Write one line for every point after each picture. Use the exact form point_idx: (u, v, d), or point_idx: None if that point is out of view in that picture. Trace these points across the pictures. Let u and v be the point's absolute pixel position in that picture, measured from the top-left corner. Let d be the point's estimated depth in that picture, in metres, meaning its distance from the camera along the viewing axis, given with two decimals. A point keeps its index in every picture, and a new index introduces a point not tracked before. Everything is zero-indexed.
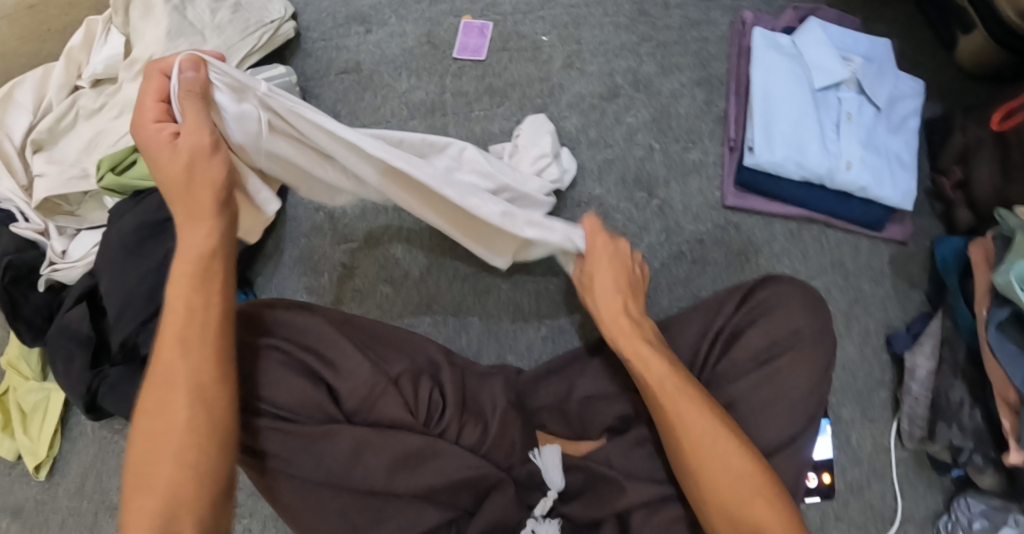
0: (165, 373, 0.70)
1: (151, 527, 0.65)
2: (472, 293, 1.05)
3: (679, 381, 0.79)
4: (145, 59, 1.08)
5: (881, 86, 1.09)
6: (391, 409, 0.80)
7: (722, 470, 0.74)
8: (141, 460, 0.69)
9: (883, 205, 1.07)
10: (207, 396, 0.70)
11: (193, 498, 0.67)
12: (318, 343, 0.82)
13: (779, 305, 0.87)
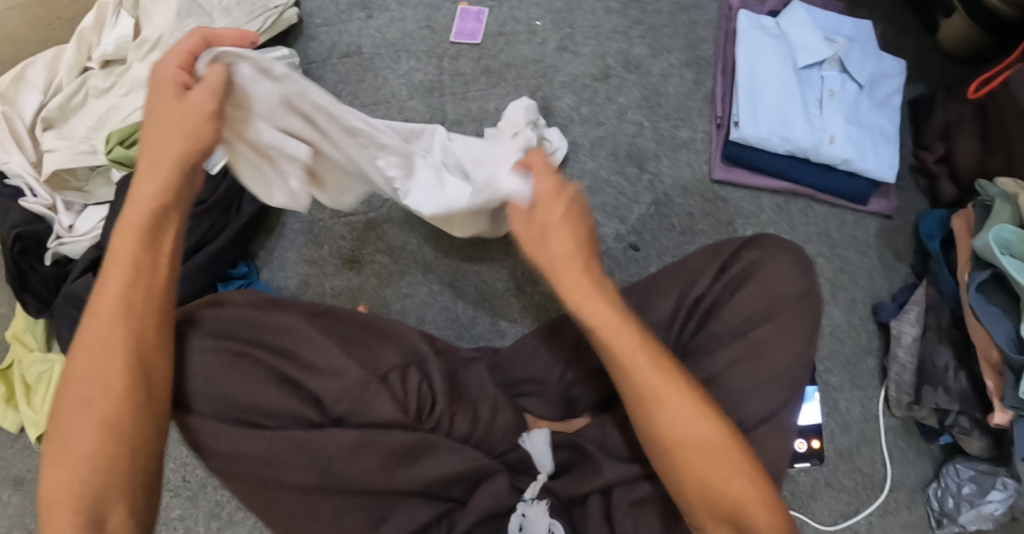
0: (101, 337, 0.69)
1: (77, 495, 0.64)
2: (468, 261, 1.07)
3: (653, 354, 0.72)
4: (155, 39, 1.13)
5: (864, 64, 1.14)
6: (385, 406, 0.78)
7: (699, 449, 0.70)
8: (68, 426, 0.67)
9: (866, 178, 1.10)
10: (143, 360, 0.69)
11: (120, 469, 0.66)
12: (296, 341, 0.79)
13: (761, 273, 0.83)
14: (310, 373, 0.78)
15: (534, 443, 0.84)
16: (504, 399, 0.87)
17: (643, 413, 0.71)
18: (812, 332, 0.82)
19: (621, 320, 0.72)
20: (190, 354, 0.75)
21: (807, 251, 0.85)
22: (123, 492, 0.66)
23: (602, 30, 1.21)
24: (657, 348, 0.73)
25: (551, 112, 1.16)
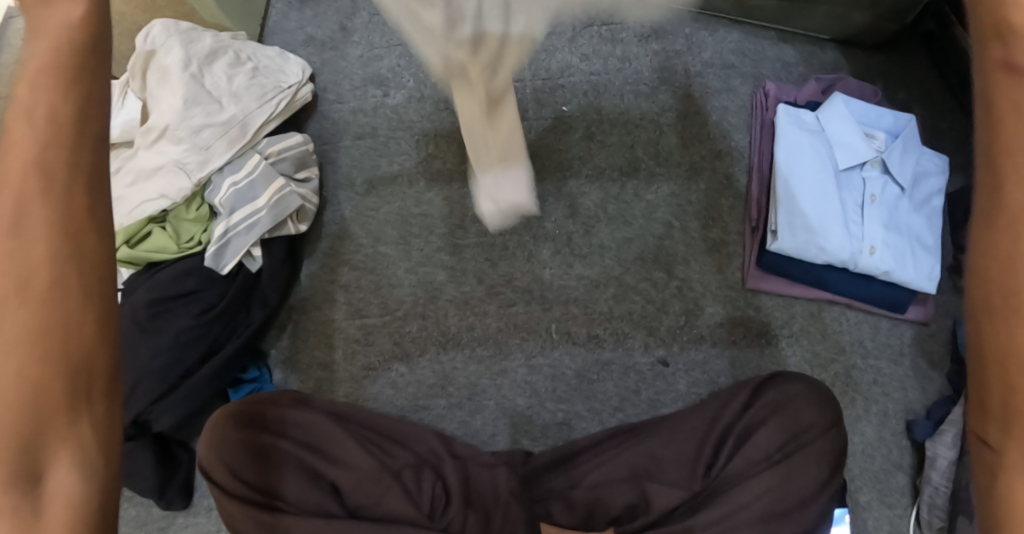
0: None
1: None
2: (488, 373, 1.07)
3: None
4: (161, 128, 1.08)
5: (905, 164, 1.08)
6: (394, 503, 0.91)
7: None
8: None
9: (907, 287, 1.06)
10: (70, 316, 0.39)
11: None
12: (328, 439, 0.96)
13: (789, 405, 0.96)
14: (334, 466, 0.94)
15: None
16: (516, 501, 0.94)
17: None
18: (835, 462, 0.92)
19: None
20: (236, 449, 0.93)
21: (828, 388, 0.98)
22: None
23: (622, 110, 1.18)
24: None
25: (575, 209, 1.14)
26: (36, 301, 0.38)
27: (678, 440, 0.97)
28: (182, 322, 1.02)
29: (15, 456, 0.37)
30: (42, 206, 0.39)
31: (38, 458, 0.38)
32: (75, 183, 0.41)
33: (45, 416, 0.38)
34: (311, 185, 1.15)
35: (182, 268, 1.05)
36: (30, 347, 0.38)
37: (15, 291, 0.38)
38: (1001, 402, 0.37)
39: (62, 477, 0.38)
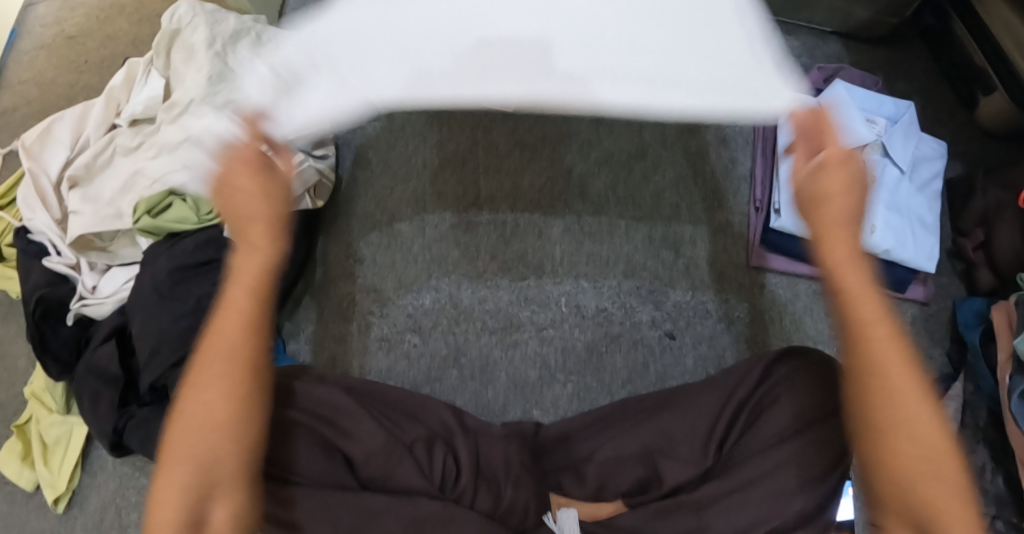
0: (200, 390, 0.69)
1: (178, 495, 0.66)
2: (499, 346, 1.09)
3: (907, 366, 0.67)
4: (184, 104, 1.10)
5: (905, 148, 1.12)
6: (406, 475, 0.89)
7: (905, 440, 0.66)
8: (175, 449, 0.68)
9: (907, 266, 1.09)
10: (240, 433, 0.68)
11: (225, 489, 0.67)
12: (339, 412, 0.92)
13: (804, 380, 0.91)
14: (345, 438, 0.90)
15: (563, 522, 0.92)
16: (527, 474, 0.96)
17: (865, 405, 0.67)
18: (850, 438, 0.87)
19: (868, 294, 0.69)
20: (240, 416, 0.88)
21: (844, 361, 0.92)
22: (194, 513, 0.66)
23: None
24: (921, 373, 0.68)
25: (584, 190, 1.17)
26: (236, 378, 0.69)
27: (689, 417, 0.96)
28: (204, 289, 1.05)
29: (205, 435, 0.68)
30: (246, 366, 0.70)
31: (208, 506, 0.67)
32: (258, 345, 0.71)
33: (229, 485, 0.67)
34: (329, 163, 1.16)
35: (204, 237, 1.08)
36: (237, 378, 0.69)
37: (218, 412, 0.68)
38: (882, 427, 0.67)
39: (226, 518, 0.67)
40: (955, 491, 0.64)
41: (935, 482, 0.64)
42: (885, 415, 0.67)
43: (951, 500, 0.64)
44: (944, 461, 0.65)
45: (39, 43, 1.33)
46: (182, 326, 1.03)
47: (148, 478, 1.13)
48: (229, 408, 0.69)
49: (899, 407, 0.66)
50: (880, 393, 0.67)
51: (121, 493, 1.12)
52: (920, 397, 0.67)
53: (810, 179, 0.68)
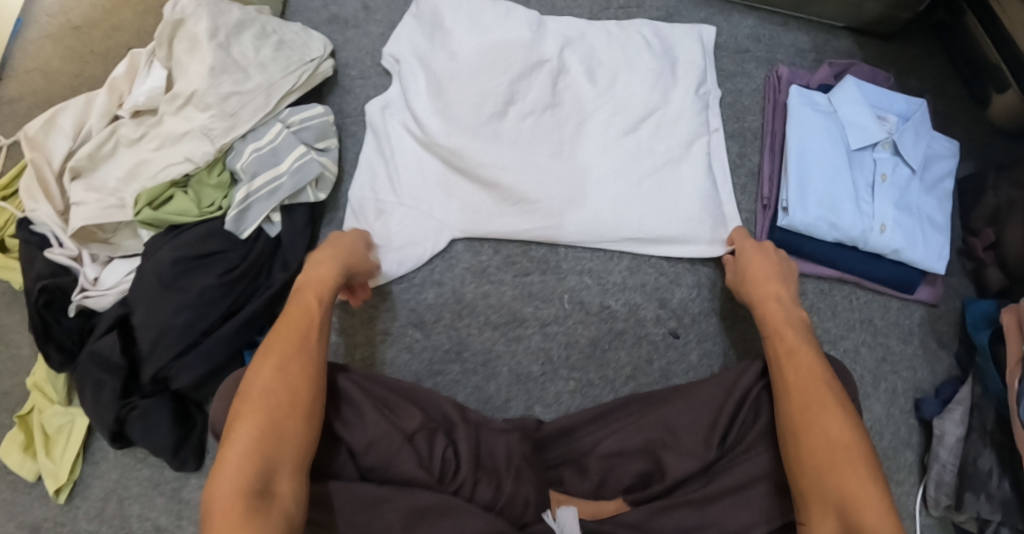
0: (277, 374, 0.83)
1: (255, 464, 0.76)
2: (502, 341, 1.09)
3: (819, 380, 0.84)
4: (187, 95, 1.10)
5: (916, 145, 1.10)
6: (406, 465, 0.89)
7: (827, 439, 0.79)
8: (254, 422, 0.79)
9: (915, 266, 1.08)
10: (313, 415, 0.82)
11: (296, 463, 0.79)
12: (342, 398, 0.93)
13: None
14: (348, 429, 0.91)
15: (561, 520, 0.88)
16: (529, 467, 0.95)
17: (797, 414, 0.83)
18: None
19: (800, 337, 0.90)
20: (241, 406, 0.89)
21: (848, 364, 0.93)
22: (262, 486, 0.75)
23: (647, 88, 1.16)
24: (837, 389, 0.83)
25: None
26: (310, 368, 0.86)
27: (693, 410, 0.95)
28: (207, 280, 1.04)
29: (284, 412, 0.81)
30: (313, 368, 0.86)
31: (275, 481, 0.76)
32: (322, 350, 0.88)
33: (291, 464, 0.78)
34: (331, 156, 1.16)
35: (205, 229, 1.06)
36: (312, 368, 0.86)
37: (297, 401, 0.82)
38: (803, 431, 0.81)
39: (291, 493, 0.76)
40: (867, 478, 0.76)
41: (847, 476, 0.76)
42: (801, 420, 0.82)
43: (858, 485, 0.76)
44: (842, 453, 0.78)
45: (43, 33, 1.32)
46: (185, 318, 1.02)
47: (150, 469, 1.11)
48: (310, 394, 0.83)
49: (816, 415, 0.81)
50: (799, 400, 0.83)
51: (123, 482, 1.11)
52: (829, 411, 0.81)
53: (739, 271, 1.03)
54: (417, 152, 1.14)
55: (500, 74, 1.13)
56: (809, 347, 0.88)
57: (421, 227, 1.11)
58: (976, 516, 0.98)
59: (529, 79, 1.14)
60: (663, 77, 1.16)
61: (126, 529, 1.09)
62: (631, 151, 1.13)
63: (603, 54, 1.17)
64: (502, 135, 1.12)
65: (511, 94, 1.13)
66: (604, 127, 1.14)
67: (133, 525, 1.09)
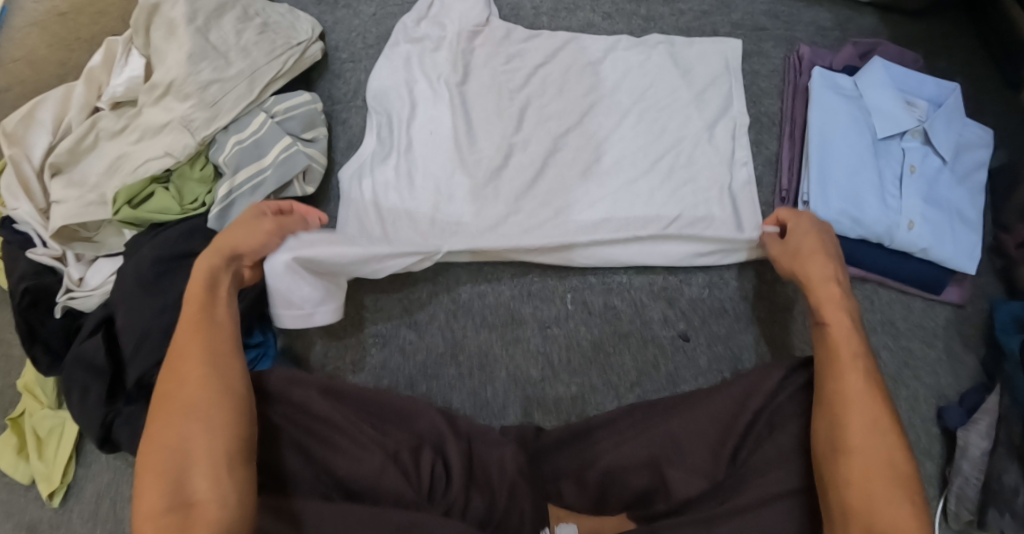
0: (171, 377, 0.78)
1: (161, 478, 0.72)
2: (500, 342, 1.02)
3: (875, 396, 0.79)
4: (166, 84, 1.05)
5: (949, 134, 1.02)
6: (392, 484, 0.85)
7: (870, 465, 0.75)
8: (157, 435, 0.75)
9: (943, 266, 1.01)
10: (214, 410, 0.76)
11: (207, 461, 0.73)
12: (318, 409, 0.89)
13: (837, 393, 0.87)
14: (334, 451, 0.87)
15: None
16: (524, 481, 0.91)
17: (847, 430, 0.77)
18: None
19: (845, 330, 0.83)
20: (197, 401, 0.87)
21: None
22: (177, 499, 0.71)
23: (656, 127, 1.07)
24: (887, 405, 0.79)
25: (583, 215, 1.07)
26: (206, 352, 0.80)
27: (698, 421, 0.89)
28: (187, 281, 0.99)
29: (184, 411, 0.76)
30: (212, 356, 0.80)
31: (192, 489, 0.72)
32: (225, 334, 0.82)
33: (205, 462, 0.73)
34: (320, 145, 1.09)
35: (187, 227, 1.02)
36: (208, 354, 0.79)
37: (193, 396, 0.77)
38: (846, 441, 0.77)
39: (210, 497, 0.71)
40: (905, 503, 0.72)
41: (888, 499, 0.73)
42: (846, 431, 0.77)
43: (901, 511, 0.72)
44: (890, 481, 0.74)
45: (30, 21, 1.27)
46: (165, 323, 0.97)
47: None
48: (208, 386, 0.77)
49: (861, 434, 0.77)
50: (853, 407, 0.78)
51: (114, 486, 1.09)
52: (880, 426, 0.77)
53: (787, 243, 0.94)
54: (417, 199, 1.05)
55: (499, 119, 1.08)
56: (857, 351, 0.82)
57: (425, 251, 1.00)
58: None
59: (523, 119, 1.09)
60: (681, 101, 1.08)
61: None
62: (642, 196, 1.03)
63: (611, 77, 1.10)
64: (503, 191, 1.04)
65: (512, 140, 1.07)
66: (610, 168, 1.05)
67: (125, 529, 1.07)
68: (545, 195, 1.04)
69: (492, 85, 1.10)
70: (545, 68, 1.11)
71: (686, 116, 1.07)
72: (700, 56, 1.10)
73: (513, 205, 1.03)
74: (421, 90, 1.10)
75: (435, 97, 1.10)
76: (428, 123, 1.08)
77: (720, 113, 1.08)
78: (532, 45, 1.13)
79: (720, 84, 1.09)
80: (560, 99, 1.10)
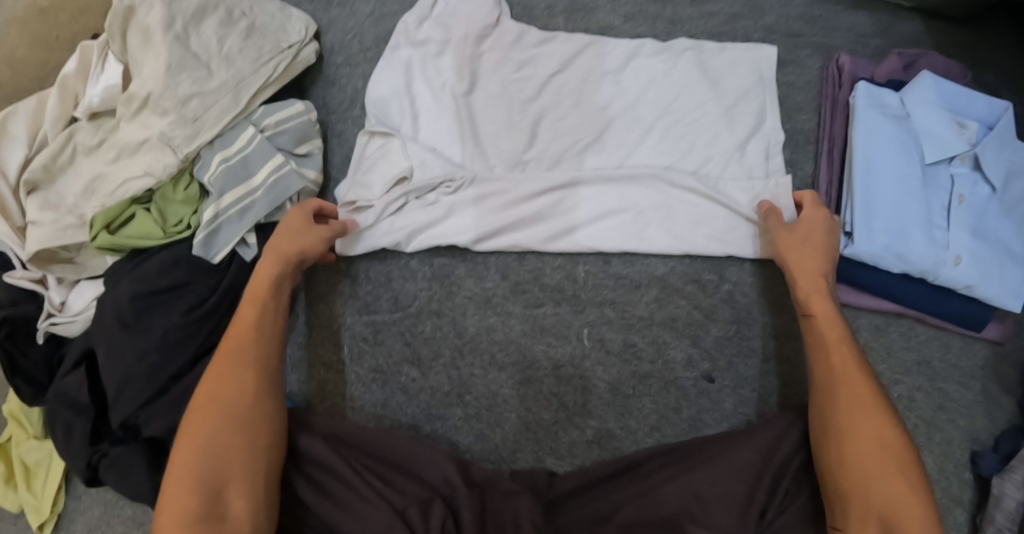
0: (216, 385, 0.82)
1: (193, 484, 0.76)
2: (511, 383, 0.96)
3: (866, 383, 0.81)
4: (143, 97, 0.96)
5: (1000, 160, 0.94)
6: None
7: (864, 442, 0.78)
8: (195, 441, 0.78)
9: (989, 304, 0.94)
10: (250, 427, 0.79)
11: (244, 479, 0.77)
12: (325, 465, 0.85)
13: None
14: (339, 509, 0.82)
15: None
16: None
17: (839, 413, 0.80)
18: None
19: (830, 321, 0.85)
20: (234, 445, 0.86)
21: None
22: (210, 508, 0.75)
23: (682, 144, 0.98)
24: (874, 385, 0.81)
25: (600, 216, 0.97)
26: (249, 367, 0.83)
27: (726, 475, 0.84)
28: (170, 319, 0.92)
29: (224, 421, 0.79)
30: (258, 373, 0.83)
31: (226, 503, 0.76)
32: (272, 345, 0.86)
33: (242, 481, 0.77)
34: (314, 162, 1.01)
35: (172, 255, 0.95)
36: (254, 369, 0.83)
37: (236, 412, 0.80)
38: (830, 417, 0.80)
39: (246, 516, 0.75)
40: (905, 479, 0.75)
41: (889, 483, 0.75)
42: (829, 409, 0.81)
43: (902, 489, 0.75)
44: (886, 454, 0.77)
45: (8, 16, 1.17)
46: (151, 364, 0.91)
47: (134, 507, 1.04)
48: (246, 401, 0.81)
49: (849, 416, 0.79)
50: (842, 387, 0.81)
51: (106, 520, 1.04)
52: (876, 407, 0.80)
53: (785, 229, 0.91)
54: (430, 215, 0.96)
55: (512, 132, 0.99)
56: (850, 346, 0.84)
57: (436, 235, 0.96)
58: None
59: (538, 132, 1.00)
60: (710, 116, 0.99)
61: None
62: (667, 221, 0.96)
63: (633, 89, 1.01)
64: (515, 207, 0.97)
65: (524, 155, 0.99)
66: (632, 192, 0.96)
67: None
68: (560, 208, 0.97)
69: (502, 95, 1.01)
70: (559, 77, 1.02)
71: (716, 132, 0.98)
72: (730, 64, 1.01)
73: (524, 217, 0.96)
74: (424, 97, 1.00)
75: (441, 108, 1.00)
76: (432, 137, 0.99)
77: (753, 128, 0.98)
78: (546, 49, 1.03)
79: (751, 98, 0.99)
80: (576, 112, 1.00)
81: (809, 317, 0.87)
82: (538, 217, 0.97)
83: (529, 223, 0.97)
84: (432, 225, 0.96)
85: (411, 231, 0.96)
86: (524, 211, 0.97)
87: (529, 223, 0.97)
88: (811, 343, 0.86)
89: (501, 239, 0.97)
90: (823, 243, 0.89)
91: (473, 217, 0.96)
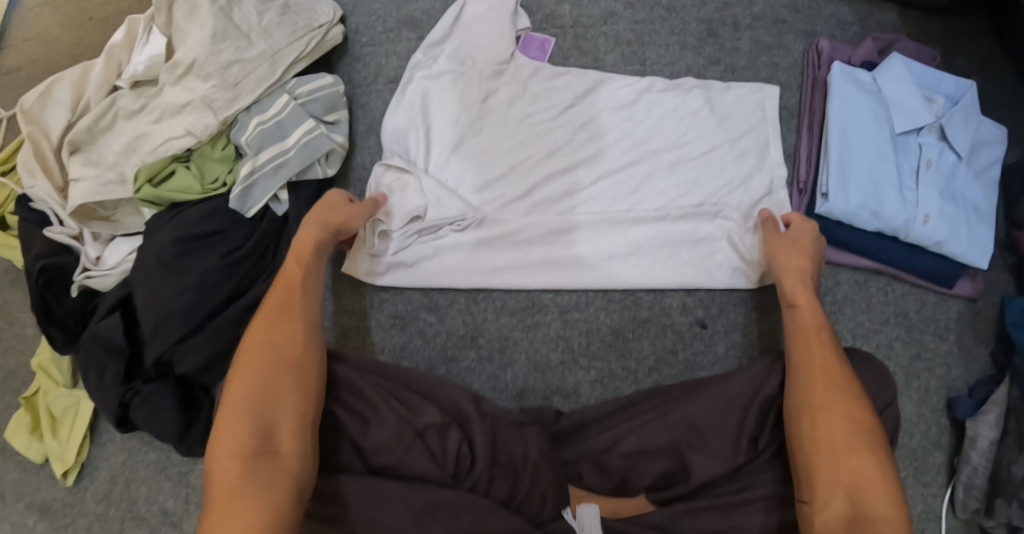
0: (263, 334, 0.86)
1: (247, 420, 0.80)
2: (520, 327, 1.05)
3: (842, 370, 0.86)
4: (187, 64, 1.04)
5: (966, 131, 1.04)
6: (419, 464, 0.87)
7: (847, 419, 0.82)
8: (246, 384, 0.82)
9: (956, 260, 1.02)
10: (302, 375, 0.84)
11: (294, 418, 0.81)
12: (354, 392, 0.92)
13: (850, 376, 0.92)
14: (365, 435, 0.89)
15: (581, 518, 0.88)
16: (547, 463, 0.92)
17: (821, 391, 0.84)
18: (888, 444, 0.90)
19: (810, 312, 0.92)
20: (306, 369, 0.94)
21: (885, 367, 0.93)
22: (260, 443, 0.79)
23: (690, 179, 1.07)
24: (845, 368, 0.87)
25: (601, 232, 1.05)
26: (292, 320, 0.88)
27: (714, 408, 0.91)
28: (208, 262, 0.99)
29: (273, 365, 0.84)
30: (302, 328, 0.88)
31: (276, 440, 0.79)
32: (312, 308, 0.90)
33: (292, 421, 0.81)
34: (340, 129, 1.10)
35: (209, 207, 1.02)
36: (299, 324, 0.88)
37: (285, 358, 0.84)
38: (809, 398, 0.85)
39: (294, 453, 0.79)
40: (872, 459, 0.79)
41: (858, 459, 0.80)
42: (798, 390, 0.86)
43: (871, 467, 0.79)
44: (861, 437, 0.81)
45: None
46: (188, 303, 0.98)
47: (157, 453, 1.09)
48: (297, 352, 0.85)
49: (817, 401, 0.84)
50: (820, 370, 0.86)
51: (129, 466, 1.09)
52: (847, 390, 0.84)
53: (780, 237, 1.00)
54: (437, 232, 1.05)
55: (529, 139, 1.09)
56: (826, 336, 0.89)
57: (447, 248, 1.05)
58: (1007, 523, 0.93)
59: (549, 140, 1.09)
60: (715, 144, 1.08)
61: (135, 512, 1.07)
62: (668, 260, 1.04)
63: (641, 118, 1.10)
64: (522, 221, 1.05)
65: (537, 151, 1.08)
66: (639, 231, 1.05)
67: (141, 508, 1.07)
68: (564, 224, 1.05)
69: (516, 125, 1.09)
70: (570, 111, 1.10)
71: (723, 167, 1.07)
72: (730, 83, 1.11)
73: (530, 229, 1.05)
74: (442, 92, 1.10)
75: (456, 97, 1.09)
76: (447, 157, 1.07)
77: (757, 163, 1.07)
78: (561, 82, 1.12)
79: (754, 118, 1.09)
80: (576, 136, 1.09)
81: (793, 307, 0.93)
82: (541, 228, 1.05)
83: (535, 237, 1.05)
84: (443, 246, 1.05)
85: (429, 265, 1.05)
86: (530, 230, 1.05)
87: (534, 237, 1.05)
88: (791, 337, 0.91)
89: (511, 253, 1.05)
90: (812, 245, 0.98)
91: (480, 237, 1.05)
